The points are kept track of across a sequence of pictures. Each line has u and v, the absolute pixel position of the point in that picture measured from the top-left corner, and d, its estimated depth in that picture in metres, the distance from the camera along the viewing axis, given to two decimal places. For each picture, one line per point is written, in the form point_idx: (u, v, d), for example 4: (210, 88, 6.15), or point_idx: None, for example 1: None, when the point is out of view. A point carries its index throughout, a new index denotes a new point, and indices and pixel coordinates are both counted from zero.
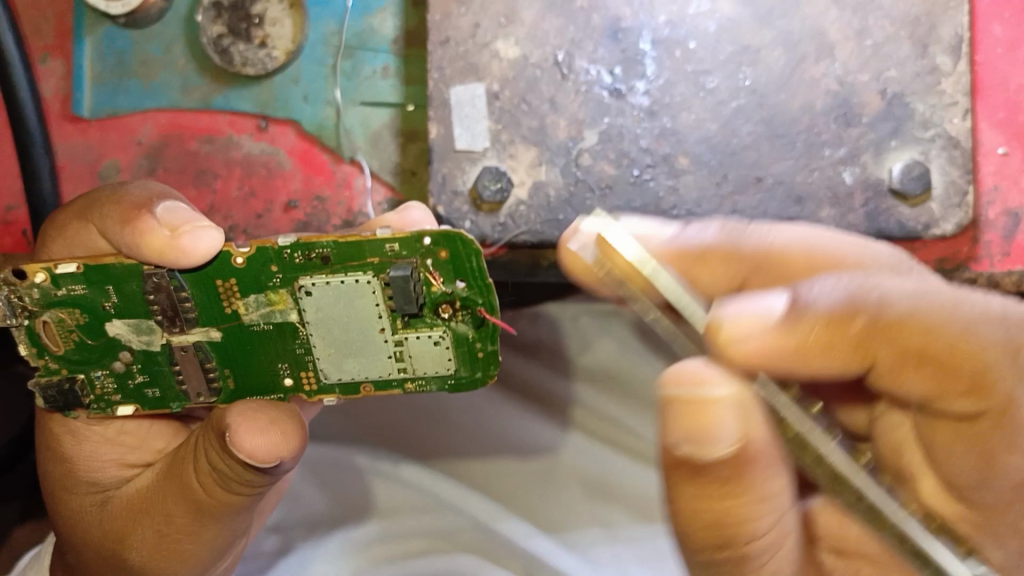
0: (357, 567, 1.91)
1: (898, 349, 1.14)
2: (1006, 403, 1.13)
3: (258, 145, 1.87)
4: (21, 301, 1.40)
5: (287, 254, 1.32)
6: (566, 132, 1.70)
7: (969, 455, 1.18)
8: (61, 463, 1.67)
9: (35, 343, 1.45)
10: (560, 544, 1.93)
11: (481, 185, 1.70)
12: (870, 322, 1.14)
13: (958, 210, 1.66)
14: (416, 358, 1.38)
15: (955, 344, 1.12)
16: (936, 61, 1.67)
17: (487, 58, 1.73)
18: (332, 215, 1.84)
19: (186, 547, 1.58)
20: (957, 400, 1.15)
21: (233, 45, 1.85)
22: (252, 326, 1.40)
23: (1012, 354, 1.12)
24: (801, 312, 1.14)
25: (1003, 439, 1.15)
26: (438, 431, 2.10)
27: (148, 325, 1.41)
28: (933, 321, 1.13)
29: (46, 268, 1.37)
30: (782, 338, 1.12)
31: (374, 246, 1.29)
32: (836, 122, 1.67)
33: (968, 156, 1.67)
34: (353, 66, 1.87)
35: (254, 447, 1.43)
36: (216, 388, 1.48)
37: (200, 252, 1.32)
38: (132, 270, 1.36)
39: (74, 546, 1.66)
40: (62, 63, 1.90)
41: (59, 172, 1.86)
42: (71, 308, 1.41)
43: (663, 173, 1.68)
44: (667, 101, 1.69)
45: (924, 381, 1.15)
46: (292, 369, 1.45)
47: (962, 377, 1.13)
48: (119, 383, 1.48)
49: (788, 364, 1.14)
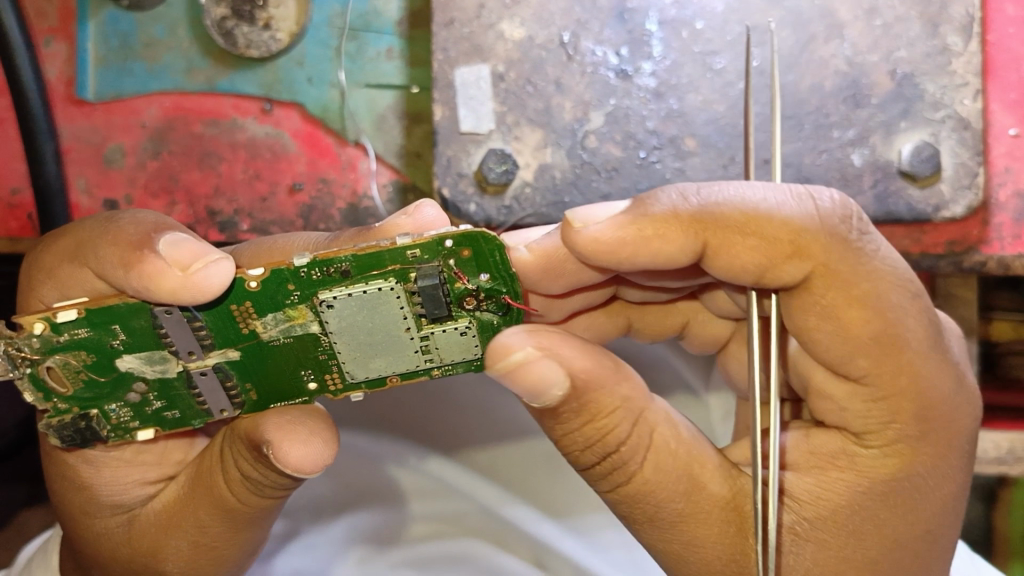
0: (363, 555, 1.88)
1: (725, 223, 1.23)
2: (826, 255, 1.21)
3: (263, 128, 1.85)
4: (20, 351, 1.28)
5: (304, 272, 1.23)
6: (572, 114, 1.69)
7: (814, 318, 1.23)
8: (81, 491, 1.55)
9: (41, 388, 1.34)
10: (567, 529, 1.97)
11: (486, 167, 1.68)
12: (695, 206, 1.24)
13: (968, 192, 1.62)
14: (444, 350, 1.32)
15: (769, 214, 1.23)
16: (947, 41, 1.66)
17: (492, 39, 1.71)
18: (337, 197, 1.83)
19: (226, 553, 1.52)
20: (787, 266, 1.21)
21: (237, 27, 1.83)
22: (272, 341, 1.31)
23: (822, 223, 1.22)
24: (641, 205, 1.25)
25: (840, 293, 1.21)
26: (446, 416, 2.12)
27: (161, 355, 1.31)
28: (747, 201, 1.24)
29: (43, 317, 1.25)
30: (622, 220, 1.24)
31: (394, 255, 1.21)
32: (845, 103, 1.65)
33: (979, 138, 1.64)
34: (358, 48, 1.87)
35: (300, 460, 1.34)
36: (239, 401, 1.39)
37: (215, 286, 1.20)
38: (139, 307, 1.26)
39: (105, 565, 1.57)
40: (66, 46, 1.88)
41: (65, 155, 1.85)
42: (77, 350, 1.30)
43: (670, 155, 1.66)
44: (674, 82, 1.68)
45: (751, 251, 1.21)
46: (316, 372, 1.37)
47: (780, 232, 1.21)
48: (136, 411, 1.39)
49: (632, 246, 1.24)
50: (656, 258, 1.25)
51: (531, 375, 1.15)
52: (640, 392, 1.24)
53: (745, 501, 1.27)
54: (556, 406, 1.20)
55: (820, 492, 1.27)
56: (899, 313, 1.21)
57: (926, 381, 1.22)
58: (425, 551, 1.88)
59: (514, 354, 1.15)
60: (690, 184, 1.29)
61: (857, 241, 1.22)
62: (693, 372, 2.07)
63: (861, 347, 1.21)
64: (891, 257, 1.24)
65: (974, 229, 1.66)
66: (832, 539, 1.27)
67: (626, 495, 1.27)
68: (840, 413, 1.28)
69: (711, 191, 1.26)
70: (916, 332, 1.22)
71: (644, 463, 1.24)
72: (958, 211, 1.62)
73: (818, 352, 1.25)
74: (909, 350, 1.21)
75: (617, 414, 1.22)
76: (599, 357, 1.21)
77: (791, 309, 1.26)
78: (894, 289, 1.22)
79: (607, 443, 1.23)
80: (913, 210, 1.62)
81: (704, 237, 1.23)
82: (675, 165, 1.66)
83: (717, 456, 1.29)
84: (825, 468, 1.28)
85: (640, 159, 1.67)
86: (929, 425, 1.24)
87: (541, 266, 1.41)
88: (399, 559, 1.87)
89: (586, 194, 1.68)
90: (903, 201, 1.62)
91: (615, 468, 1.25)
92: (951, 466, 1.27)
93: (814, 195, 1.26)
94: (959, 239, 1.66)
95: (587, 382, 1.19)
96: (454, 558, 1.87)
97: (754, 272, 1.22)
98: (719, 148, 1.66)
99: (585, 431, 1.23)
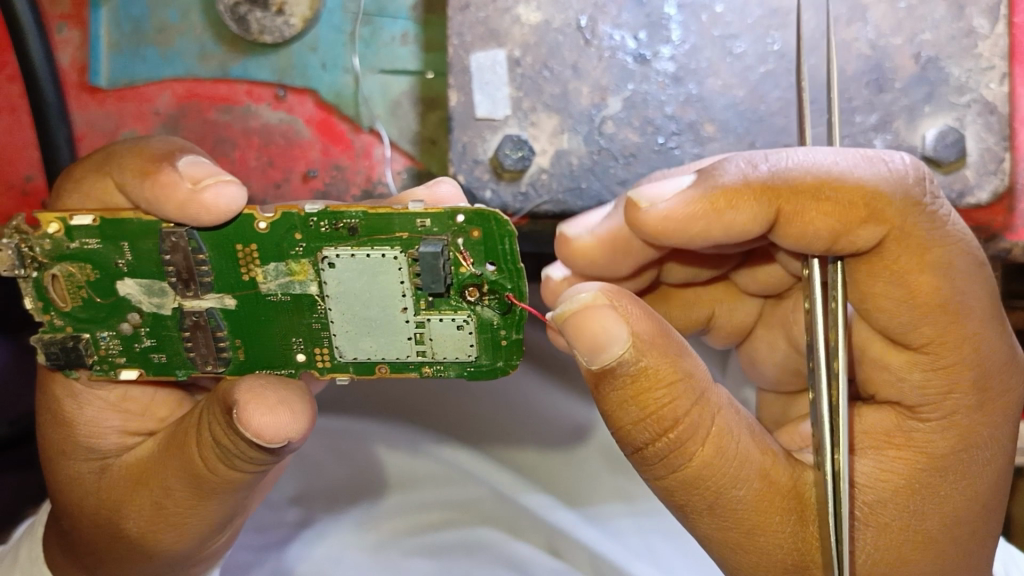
0: (378, 540, 1.88)
1: (799, 189, 1.20)
2: (900, 220, 1.18)
3: (276, 114, 1.84)
4: (31, 252, 1.31)
5: (313, 222, 1.24)
6: (589, 98, 1.67)
7: (882, 285, 1.20)
8: (61, 427, 1.54)
9: (42, 297, 1.35)
10: (582, 517, 1.95)
11: (502, 153, 1.67)
12: (764, 173, 1.23)
13: (994, 177, 1.60)
14: (438, 343, 1.30)
15: (844, 176, 1.21)
16: (973, 24, 1.62)
17: (508, 24, 1.68)
18: (351, 184, 1.83)
19: (184, 521, 1.46)
20: (862, 230, 1.18)
21: (251, 12, 1.81)
22: (269, 295, 1.31)
23: (898, 186, 1.20)
24: (710, 175, 1.25)
25: (913, 259, 1.19)
26: (473, 406, 2.11)
27: (160, 287, 1.32)
28: (819, 166, 1.22)
29: (60, 217, 1.29)
30: (692, 193, 1.24)
31: (406, 220, 1.22)
32: (867, 88, 1.63)
33: (1005, 123, 1.60)
34: (372, 32, 1.84)
35: (261, 426, 1.30)
36: (225, 358, 1.37)
37: (221, 208, 1.23)
38: (149, 227, 1.28)
39: (70, 511, 1.53)
40: (79, 32, 1.86)
41: (77, 143, 1.85)
42: (84, 263, 1.32)
43: (688, 140, 1.65)
44: (693, 66, 1.65)
45: (827, 213, 1.18)
46: (306, 344, 1.34)
47: (852, 195, 1.18)
48: (125, 345, 1.38)
49: (704, 220, 1.24)
50: (728, 231, 1.24)
51: (595, 322, 1.16)
52: (703, 373, 1.22)
53: (807, 489, 1.25)
54: (613, 368, 1.17)
55: (880, 473, 1.24)
56: (967, 283, 1.20)
57: (988, 352, 1.21)
58: (435, 540, 1.88)
59: (583, 296, 1.18)
60: (755, 153, 1.27)
61: (930, 206, 1.21)
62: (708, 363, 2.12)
63: (928, 314, 1.19)
64: (960, 225, 1.23)
65: (1000, 215, 1.62)
66: (894, 520, 1.24)
67: (682, 481, 1.23)
68: (898, 386, 1.26)
69: (780, 157, 1.25)
70: (980, 300, 1.21)
71: (704, 446, 1.20)
72: (983, 196, 1.60)
73: (880, 321, 1.23)
74: (973, 319, 1.20)
75: (678, 387, 1.18)
76: (665, 330, 1.20)
77: (856, 276, 1.24)
78: (965, 256, 1.20)
79: (664, 419, 1.18)
80: None
81: (777, 205, 1.21)
82: (694, 151, 1.65)
83: (776, 448, 1.27)
84: (879, 447, 1.26)
85: (658, 144, 1.66)
86: (987, 393, 1.23)
87: (606, 248, 1.43)
88: (412, 546, 1.86)
89: (603, 181, 1.67)
90: None
91: (673, 449, 1.20)
92: (1004, 438, 1.26)
93: (886, 161, 1.23)
94: (984, 226, 1.62)
95: (651, 342, 1.17)
96: (466, 545, 1.87)
97: (828, 238, 1.18)
98: (737, 134, 1.64)
99: (639, 402, 1.18)
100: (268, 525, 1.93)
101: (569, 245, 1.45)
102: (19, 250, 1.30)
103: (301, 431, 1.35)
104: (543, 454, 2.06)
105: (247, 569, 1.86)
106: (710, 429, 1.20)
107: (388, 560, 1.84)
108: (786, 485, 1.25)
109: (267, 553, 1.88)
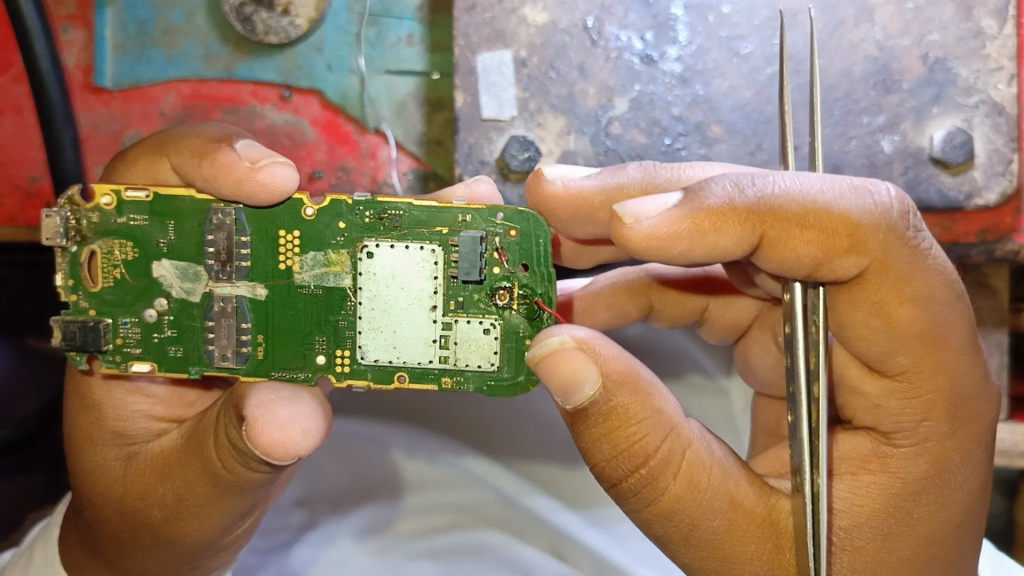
0: (385, 543, 1.87)
1: (784, 216, 1.16)
2: (883, 252, 1.16)
3: (282, 115, 1.84)
4: (76, 225, 1.29)
5: (359, 212, 1.28)
6: (596, 100, 1.66)
7: (863, 314, 1.19)
8: (89, 411, 1.55)
9: (73, 275, 1.31)
10: (586, 520, 1.95)
11: (508, 154, 1.66)
12: (750, 198, 1.17)
13: (1002, 178, 1.59)
14: (462, 348, 1.28)
15: (827, 208, 1.17)
16: (981, 25, 1.61)
17: (514, 24, 1.67)
18: (357, 185, 1.84)
19: (203, 513, 1.44)
20: (843, 260, 1.16)
21: (256, 13, 1.79)
22: (301, 288, 1.30)
23: (881, 220, 1.17)
24: (696, 196, 1.18)
25: (894, 289, 1.17)
26: (462, 413, 2.10)
27: (195, 271, 1.30)
28: (806, 193, 1.17)
29: (115, 189, 1.29)
30: (676, 214, 1.17)
31: (447, 215, 1.27)
32: (875, 89, 1.62)
33: (1013, 124, 1.60)
34: (378, 33, 1.84)
35: (273, 442, 1.28)
36: (244, 355, 1.31)
37: (276, 187, 1.25)
38: (200, 207, 1.29)
39: (93, 499, 1.52)
40: (84, 33, 1.85)
41: (83, 143, 1.84)
42: (125, 241, 1.30)
43: (695, 141, 1.65)
44: (700, 67, 1.65)
45: (810, 243, 1.15)
46: (329, 344, 1.30)
47: (837, 225, 1.16)
48: (144, 335, 1.32)
49: (687, 241, 1.17)
50: (710, 252, 1.18)
51: (564, 365, 1.16)
52: (674, 409, 1.22)
53: (782, 516, 1.22)
54: (586, 407, 1.17)
55: (854, 498, 1.24)
56: (946, 314, 1.20)
57: (963, 379, 1.22)
58: (441, 541, 1.87)
59: (552, 340, 1.18)
60: (742, 174, 1.21)
61: (914, 239, 1.19)
62: (711, 365, 2.12)
63: (905, 344, 1.19)
64: (941, 258, 1.22)
65: (1007, 217, 1.61)
66: (870, 544, 1.24)
67: (657, 513, 1.23)
68: (873, 411, 1.25)
69: (766, 181, 1.19)
70: (958, 332, 1.21)
71: (677, 479, 1.20)
72: (991, 198, 1.59)
73: (858, 348, 1.23)
74: (950, 347, 1.20)
75: (647, 424, 1.19)
76: (635, 369, 1.19)
77: (837, 303, 1.23)
78: (945, 288, 1.20)
79: (635, 455, 1.19)
80: (945, 198, 1.60)
81: (760, 230, 1.17)
82: (700, 152, 1.65)
83: (751, 476, 1.25)
84: (856, 472, 1.25)
85: (665, 145, 1.66)
86: (960, 418, 1.23)
87: (572, 205, 1.44)
88: (416, 549, 1.85)
89: None
90: (934, 188, 1.60)
91: (646, 483, 1.20)
92: (977, 460, 1.27)
93: (871, 190, 1.20)
94: (992, 228, 1.62)
95: (621, 381, 1.17)
96: (472, 548, 1.86)
97: (808, 265, 1.16)
98: (744, 135, 1.64)
99: (611, 439, 1.19)
100: (273, 527, 1.92)
101: (539, 187, 1.45)
102: (66, 221, 1.28)
103: (310, 448, 1.32)
104: (546, 459, 2.06)
105: (252, 571, 1.86)
106: (682, 465, 1.20)
107: (393, 561, 1.83)
108: (759, 514, 1.23)
109: (272, 556, 1.88)
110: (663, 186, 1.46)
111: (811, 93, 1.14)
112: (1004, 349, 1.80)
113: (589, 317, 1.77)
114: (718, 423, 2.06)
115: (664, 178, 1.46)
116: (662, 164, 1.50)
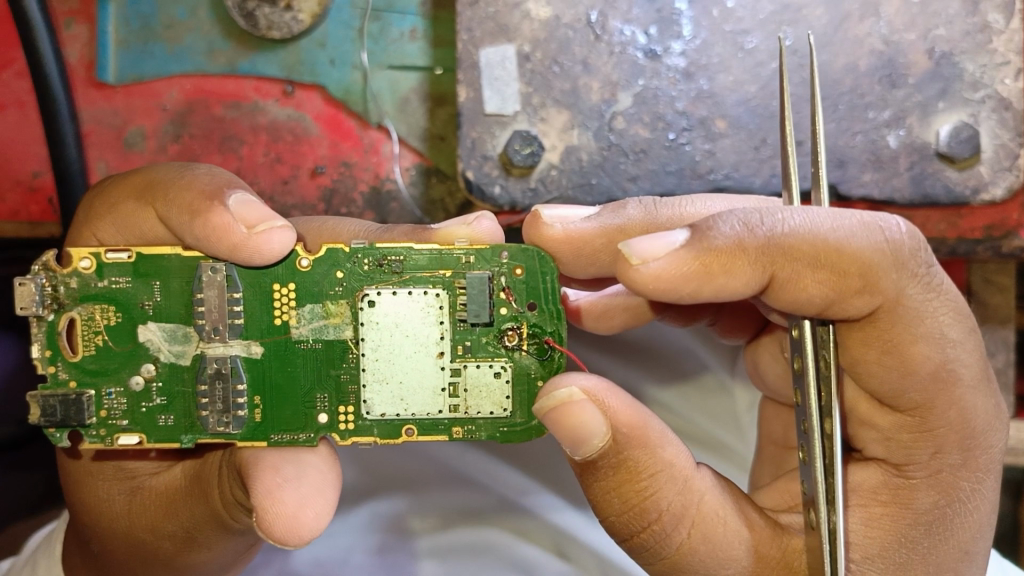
0: (382, 544, 1.88)
1: (795, 257, 1.15)
2: (895, 291, 1.16)
3: (284, 111, 1.84)
4: (54, 292, 1.25)
5: (357, 259, 1.25)
6: (600, 94, 1.65)
7: (875, 353, 1.20)
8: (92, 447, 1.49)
9: (51, 344, 1.27)
10: (591, 521, 1.92)
11: (511, 149, 1.64)
12: (761, 238, 1.15)
13: (1008, 174, 1.58)
14: (472, 395, 1.25)
15: (839, 248, 1.15)
16: (988, 19, 1.60)
17: (517, 19, 1.66)
18: (359, 180, 1.83)
19: (214, 544, 1.49)
20: (855, 300, 1.15)
21: (259, 8, 1.79)
22: (299, 342, 1.26)
23: (892, 258, 1.16)
24: (705, 236, 1.15)
25: (903, 331, 1.18)
26: None
27: (184, 333, 1.26)
28: (816, 232, 1.16)
29: (94, 252, 1.25)
30: (685, 254, 1.14)
31: (451, 257, 1.25)
32: (881, 83, 1.61)
33: (1020, 119, 1.59)
34: (380, 29, 1.83)
35: (285, 530, 1.25)
36: (241, 419, 1.27)
37: (275, 251, 1.23)
38: (189, 265, 1.26)
39: (100, 533, 1.51)
40: (87, 29, 1.85)
41: (85, 139, 1.84)
42: (106, 305, 1.26)
43: (699, 137, 1.64)
44: (704, 62, 1.64)
45: (822, 285, 1.14)
46: (331, 401, 1.27)
47: (849, 265, 1.15)
48: (131, 404, 1.28)
49: (696, 282, 1.15)
50: (719, 292, 1.17)
51: (573, 418, 1.15)
52: (685, 461, 1.21)
53: (797, 557, 1.22)
54: (596, 459, 1.18)
55: (867, 531, 1.24)
56: (958, 350, 1.19)
57: (974, 414, 1.21)
58: (446, 541, 1.87)
59: (559, 392, 1.17)
60: (750, 211, 1.19)
61: (925, 276, 1.18)
62: (716, 363, 2.10)
63: (916, 382, 1.19)
64: (950, 291, 1.21)
65: (1015, 212, 1.61)
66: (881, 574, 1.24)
67: (670, 565, 1.23)
68: (884, 443, 1.25)
69: (776, 219, 1.16)
70: (970, 367, 1.20)
71: (690, 534, 1.20)
72: (998, 193, 1.58)
73: (870, 385, 1.23)
74: (961, 384, 1.19)
75: (659, 478, 1.18)
76: (647, 422, 1.19)
77: (848, 340, 1.23)
78: (954, 323, 1.20)
79: (645, 512, 1.19)
80: (951, 193, 1.59)
81: (771, 271, 1.15)
82: (704, 147, 1.64)
83: (763, 519, 1.26)
84: (866, 504, 1.25)
85: (669, 140, 1.65)
86: (971, 450, 1.23)
87: (568, 243, 1.44)
88: (421, 547, 1.87)
89: (613, 177, 1.66)
90: (941, 183, 1.59)
91: (659, 537, 1.20)
92: (988, 489, 1.27)
93: (883, 226, 1.19)
94: (998, 223, 1.62)
95: (630, 435, 1.17)
96: (476, 549, 1.86)
97: (820, 305, 1.15)
98: (749, 130, 1.63)
99: (621, 493, 1.19)
100: None
101: (538, 229, 1.44)
102: (42, 288, 1.24)
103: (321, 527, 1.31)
104: (550, 457, 2.02)
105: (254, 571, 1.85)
106: (694, 512, 1.20)
107: (397, 562, 1.85)
108: (775, 558, 1.22)
109: (274, 554, 1.87)
110: (665, 225, 1.44)
111: (812, 95, 1.12)
112: (1010, 346, 1.79)
113: (604, 319, 1.78)
114: (721, 421, 2.07)
115: (666, 217, 1.45)
116: (663, 201, 1.48)
